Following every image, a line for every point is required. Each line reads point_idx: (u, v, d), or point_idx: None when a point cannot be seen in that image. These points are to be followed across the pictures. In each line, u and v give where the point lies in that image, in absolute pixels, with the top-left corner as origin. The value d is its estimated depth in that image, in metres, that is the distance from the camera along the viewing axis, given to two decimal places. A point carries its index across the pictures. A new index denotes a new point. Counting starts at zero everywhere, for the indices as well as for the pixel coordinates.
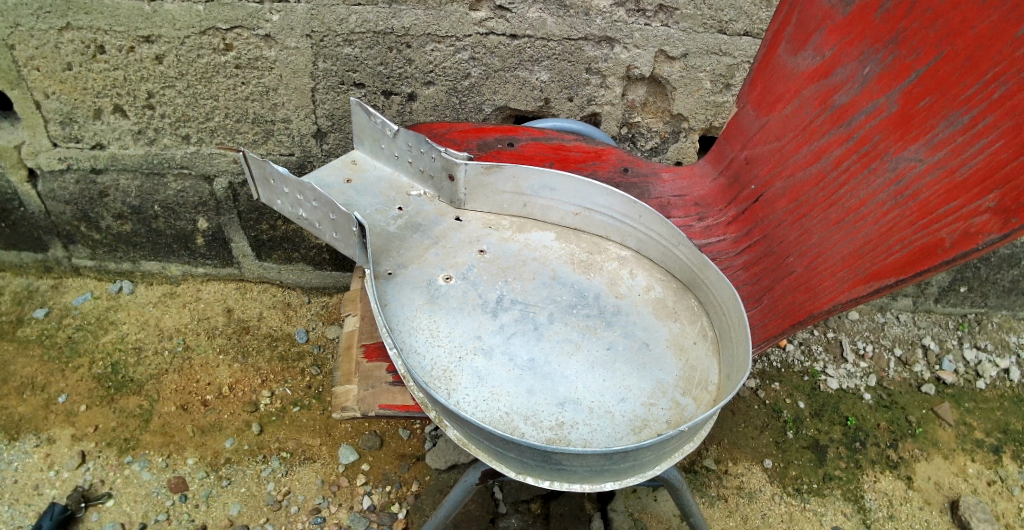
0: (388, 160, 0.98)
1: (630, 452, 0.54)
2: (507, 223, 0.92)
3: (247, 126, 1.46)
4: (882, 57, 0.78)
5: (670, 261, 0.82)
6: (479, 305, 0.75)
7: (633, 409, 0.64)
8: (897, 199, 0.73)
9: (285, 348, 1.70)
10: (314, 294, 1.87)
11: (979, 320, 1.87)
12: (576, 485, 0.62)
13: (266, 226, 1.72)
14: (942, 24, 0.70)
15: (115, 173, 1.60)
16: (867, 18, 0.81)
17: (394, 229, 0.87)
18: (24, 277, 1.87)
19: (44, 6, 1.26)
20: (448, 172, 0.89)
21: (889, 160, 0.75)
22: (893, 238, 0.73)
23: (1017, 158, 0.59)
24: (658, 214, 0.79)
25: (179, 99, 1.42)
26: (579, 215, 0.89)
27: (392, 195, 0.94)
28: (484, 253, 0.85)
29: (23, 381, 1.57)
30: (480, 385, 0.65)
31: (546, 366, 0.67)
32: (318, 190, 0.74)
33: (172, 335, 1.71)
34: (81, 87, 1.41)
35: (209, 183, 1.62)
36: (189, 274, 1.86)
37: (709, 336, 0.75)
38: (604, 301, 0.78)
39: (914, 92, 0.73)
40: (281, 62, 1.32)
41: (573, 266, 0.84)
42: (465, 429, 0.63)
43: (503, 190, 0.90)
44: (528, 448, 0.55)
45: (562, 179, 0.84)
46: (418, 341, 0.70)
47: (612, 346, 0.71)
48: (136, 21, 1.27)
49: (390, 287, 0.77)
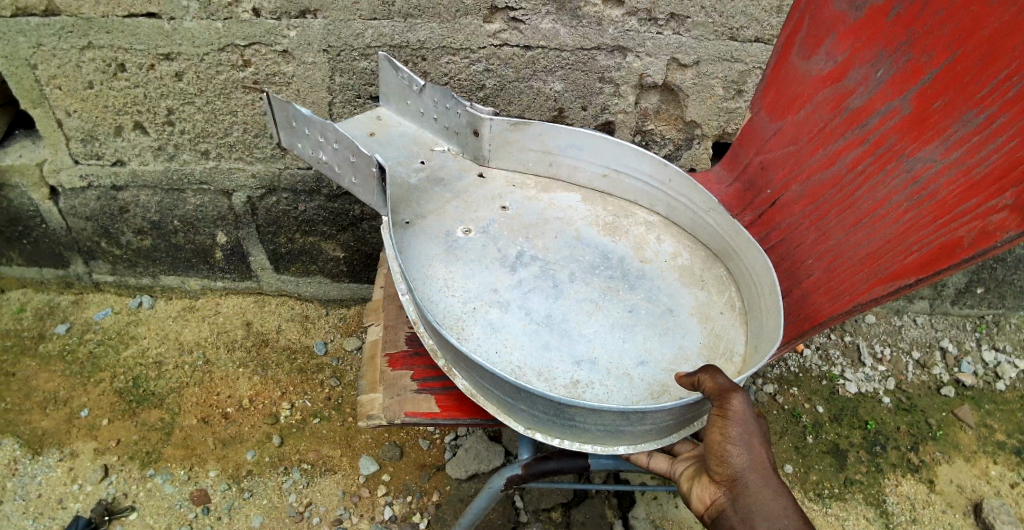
0: (413, 117, 0.98)
1: (646, 414, 0.56)
2: (532, 182, 0.95)
3: (265, 141, 1.48)
4: (895, 60, 0.78)
5: (699, 229, 0.86)
6: (498, 259, 0.78)
7: (652, 373, 0.66)
8: (914, 199, 0.74)
9: (305, 361, 1.71)
10: (331, 307, 1.88)
11: (998, 321, 1.85)
12: (588, 446, 0.64)
13: (283, 239, 1.73)
14: (954, 25, 0.70)
15: (135, 190, 1.63)
16: (878, 22, 0.81)
17: (416, 181, 0.89)
18: (46, 293, 1.89)
19: (65, 25, 1.29)
20: (473, 128, 0.90)
21: (905, 161, 0.76)
22: (914, 238, 0.74)
23: None
24: (688, 177, 0.81)
25: (198, 116, 1.44)
26: (607, 177, 0.92)
27: (416, 149, 0.95)
28: (506, 210, 0.88)
29: (46, 395, 1.59)
30: (493, 336, 0.68)
31: (564, 323, 0.70)
32: (339, 131, 0.74)
33: (192, 349, 1.72)
34: (102, 105, 1.44)
35: (228, 198, 1.63)
36: (208, 288, 1.87)
37: (736, 307, 0.77)
38: (629, 264, 0.80)
39: (927, 94, 0.73)
40: (299, 77, 1.34)
41: (598, 229, 0.87)
42: (474, 377, 0.65)
43: (529, 148, 0.93)
44: (542, 398, 0.56)
45: (590, 139, 0.87)
46: (434, 289, 0.72)
47: (634, 308, 0.73)
48: (156, 39, 1.29)
49: (408, 236, 0.80)
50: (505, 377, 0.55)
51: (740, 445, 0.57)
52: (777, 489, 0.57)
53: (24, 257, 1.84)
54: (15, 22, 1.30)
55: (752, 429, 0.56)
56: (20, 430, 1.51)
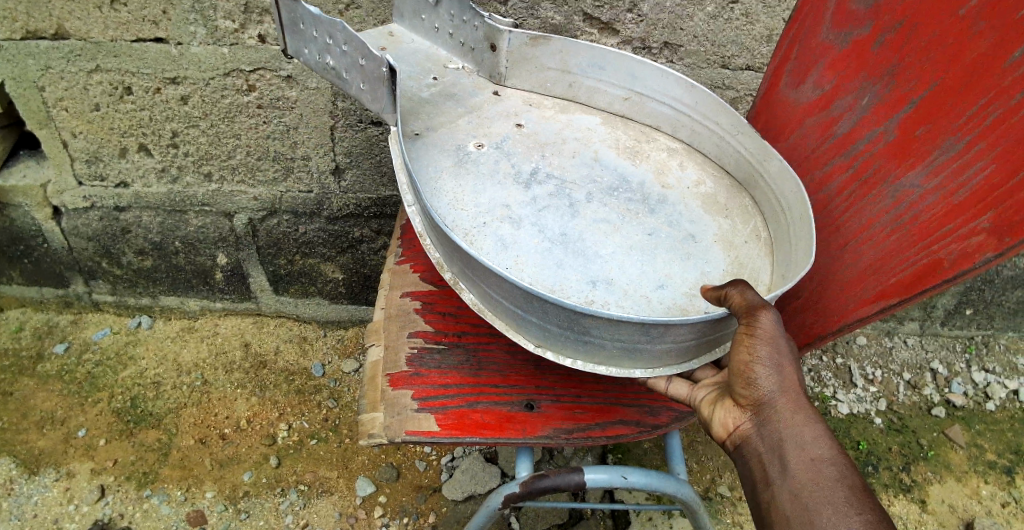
0: (426, 34, 0.93)
1: (670, 329, 0.53)
2: (550, 103, 0.92)
3: (267, 164, 1.51)
4: (879, 89, 0.81)
5: (725, 157, 0.82)
6: (512, 176, 0.74)
7: (673, 296, 0.62)
8: (897, 223, 0.78)
9: (302, 382, 1.72)
10: (329, 328, 1.89)
11: (986, 342, 1.88)
12: (601, 368, 0.61)
13: (283, 260, 1.75)
14: (936, 55, 0.73)
15: (137, 211, 1.65)
16: (864, 52, 0.84)
17: (427, 94, 0.85)
18: (44, 312, 1.90)
19: (75, 49, 1.33)
20: (491, 42, 0.86)
21: (889, 186, 0.79)
22: (896, 260, 0.78)
23: (1011, 181, 0.63)
24: (721, 100, 0.77)
25: (202, 138, 1.47)
26: (629, 100, 0.89)
27: (428, 66, 0.90)
28: (521, 127, 0.84)
29: (44, 415, 1.59)
30: (504, 251, 0.64)
31: (579, 242, 0.67)
32: (351, 31, 0.66)
33: (190, 370, 1.72)
34: (108, 127, 1.47)
35: (229, 220, 1.66)
36: (207, 309, 1.88)
37: (763, 237, 0.74)
38: (650, 189, 0.77)
39: (910, 122, 0.77)
40: (302, 102, 1.38)
41: (618, 152, 0.83)
42: (481, 292, 0.62)
43: (549, 67, 0.89)
44: (559, 307, 0.53)
45: (614, 57, 0.84)
46: (441, 202, 0.68)
47: (655, 232, 0.70)
48: (163, 63, 1.33)
49: (416, 146, 0.76)
50: (521, 282, 0.51)
51: (769, 366, 0.57)
52: (807, 411, 0.59)
53: (24, 276, 1.84)
54: (25, 45, 1.33)
55: (785, 350, 0.56)
56: (17, 450, 1.51)
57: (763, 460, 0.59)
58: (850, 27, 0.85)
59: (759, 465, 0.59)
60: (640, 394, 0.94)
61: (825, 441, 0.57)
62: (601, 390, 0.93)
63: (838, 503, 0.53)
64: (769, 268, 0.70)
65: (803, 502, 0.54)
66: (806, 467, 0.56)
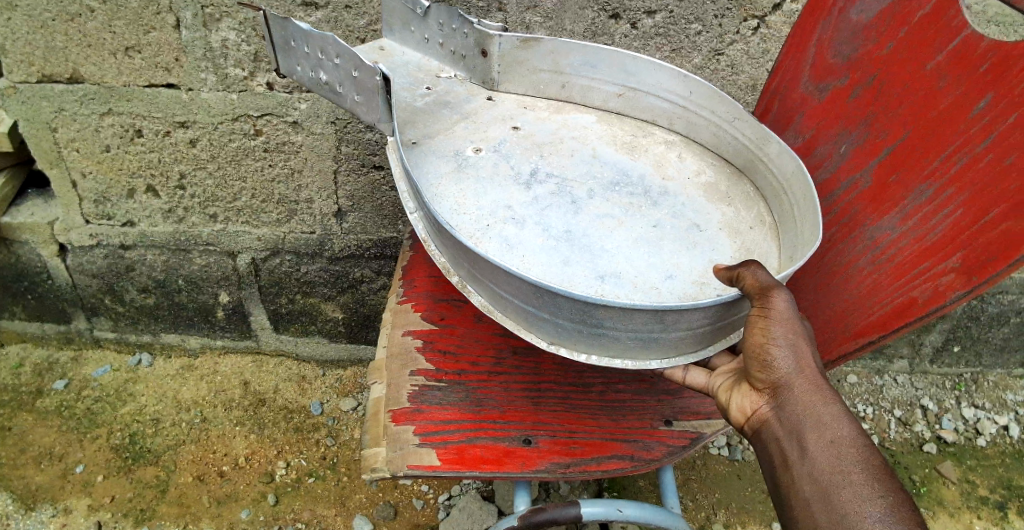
0: (417, 45, 0.93)
1: (683, 315, 0.52)
2: (544, 105, 0.91)
3: (272, 206, 1.57)
4: (856, 137, 0.86)
5: (724, 147, 0.82)
6: (513, 177, 0.72)
7: (682, 285, 0.61)
8: (874, 263, 0.83)
9: (300, 420, 1.74)
10: (328, 368, 1.90)
11: (976, 379, 1.90)
12: (617, 362, 0.60)
13: (284, 299, 1.78)
14: (907, 107, 0.79)
15: (143, 249, 1.69)
16: (840, 103, 0.89)
17: (422, 104, 0.84)
18: (45, 348, 1.92)
19: (89, 94, 1.40)
20: (482, 48, 0.85)
21: (867, 230, 0.84)
22: (875, 299, 0.84)
23: (979, 224, 0.70)
24: (718, 91, 0.77)
25: (209, 180, 1.53)
26: (623, 96, 0.88)
27: (421, 76, 0.90)
28: (518, 130, 0.83)
29: (41, 451, 1.62)
30: (510, 251, 0.62)
31: (583, 238, 0.65)
32: (342, 42, 0.68)
33: (189, 407, 1.75)
34: (118, 168, 1.53)
35: (232, 259, 1.70)
36: (207, 347, 1.90)
37: (767, 222, 0.74)
38: (651, 182, 0.76)
39: (885, 169, 0.81)
40: (306, 146, 1.44)
41: (616, 148, 0.82)
42: (489, 291, 0.62)
43: (540, 69, 0.89)
44: (569, 300, 0.52)
45: (605, 54, 0.84)
46: (444, 207, 0.66)
47: (658, 223, 0.69)
48: (174, 108, 1.40)
49: (414, 154, 0.74)
50: (532, 278, 0.51)
51: (785, 346, 0.57)
52: (825, 394, 0.59)
53: (27, 312, 1.86)
54: (40, 88, 1.40)
55: (800, 330, 0.57)
56: (13, 485, 1.54)
57: (782, 443, 0.59)
58: (827, 80, 0.90)
59: (778, 447, 0.60)
60: (636, 427, 0.95)
61: (845, 423, 0.56)
62: (597, 425, 0.95)
63: (858, 486, 0.52)
64: (776, 251, 0.69)
65: (822, 485, 0.54)
66: (825, 450, 0.55)
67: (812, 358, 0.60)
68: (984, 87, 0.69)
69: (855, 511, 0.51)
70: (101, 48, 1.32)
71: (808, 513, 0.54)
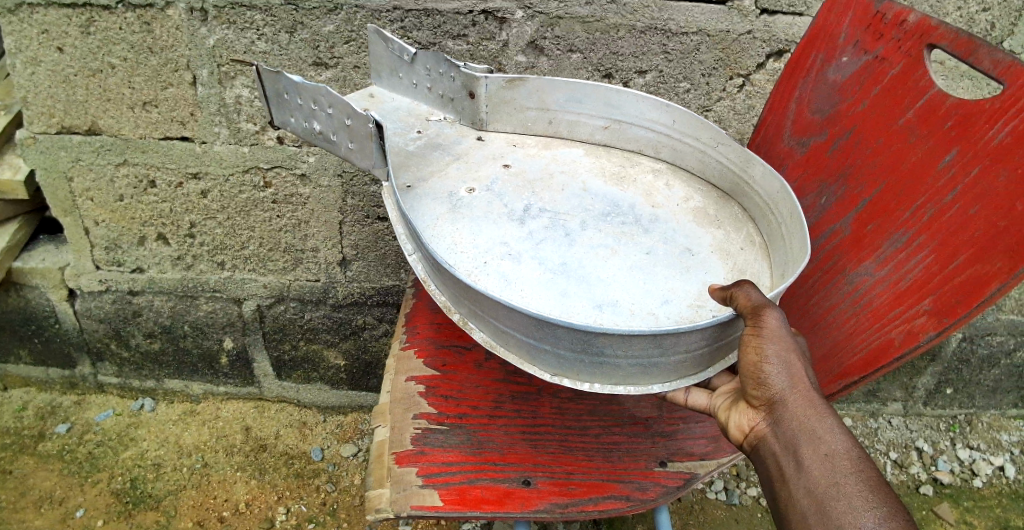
0: (406, 91, 1.00)
1: (680, 338, 0.55)
2: (533, 141, 0.97)
3: (279, 255, 1.63)
4: (835, 189, 0.91)
5: (709, 170, 0.88)
6: (506, 214, 0.76)
7: (679, 309, 0.62)
8: (854, 307, 0.88)
9: (301, 466, 1.76)
10: (329, 413, 1.93)
11: (970, 420, 1.92)
12: (620, 388, 0.63)
13: (288, 345, 1.82)
14: (880, 161, 0.86)
15: (150, 295, 1.73)
16: (820, 157, 0.94)
17: (413, 148, 0.88)
18: (48, 392, 1.95)
19: (107, 146, 1.48)
20: (469, 90, 0.91)
21: (848, 276, 0.89)
22: (855, 341, 0.89)
23: (948, 269, 0.77)
24: (696, 116, 0.84)
25: (218, 229, 1.59)
26: (609, 129, 0.95)
27: (411, 120, 0.95)
28: (509, 167, 0.88)
29: (41, 495, 1.64)
30: (508, 285, 0.64)
31: (578, 269, 0.67)
32: (334, 94, 0.73)
33: (191, 452, 1.78)
34: (130, 216, 1.59)
35: (238, 306, 1.74)
36: (210, 393, 1.93)
37: (757, 242, 0.78)
38: (641, 210, 0.80)
39: (863, 218, 0.87)
40: (314, 198, 1.52)
41: (606, 179, 0.87)
42: (491, 328, 0.66)
43: (528, 107, 0.95)
44: (567, 330, 0.55)
45: (588, 90, 0.90)
46: (441, 247, 0.69)
47: (651, 250, 0.72)
48: (187, 160, 1.48)
49: (409, 198, 0.78)
50: (533, 311, 0.53)
51: (778, 362, 0.59)
52: (820, 409, 0.61)
53: (34, 357, 1.90)
54: (59, 138, 1.48)
55: (792, 348, 0.59)
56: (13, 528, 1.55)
57: (779, 459, 0.61)
58: (807, 135, 0.97)
59: (776, 463, 0.62)
60: (631, 468, 0.97)
61: (839, 437, 0.59)
62: (593, 466, 0.96)
63: (852, 497, 0.55)
64: (768, 270, 0.73)
65: (817, 497, 0.56)
66: (820, 462, 0.58)
67: (806, 374, 0.62)
68: (950, 142, 0.77)
69: (850, 522, 0.53)
70: (119, 103, 1.40)
71: (804, 524, 0.57)
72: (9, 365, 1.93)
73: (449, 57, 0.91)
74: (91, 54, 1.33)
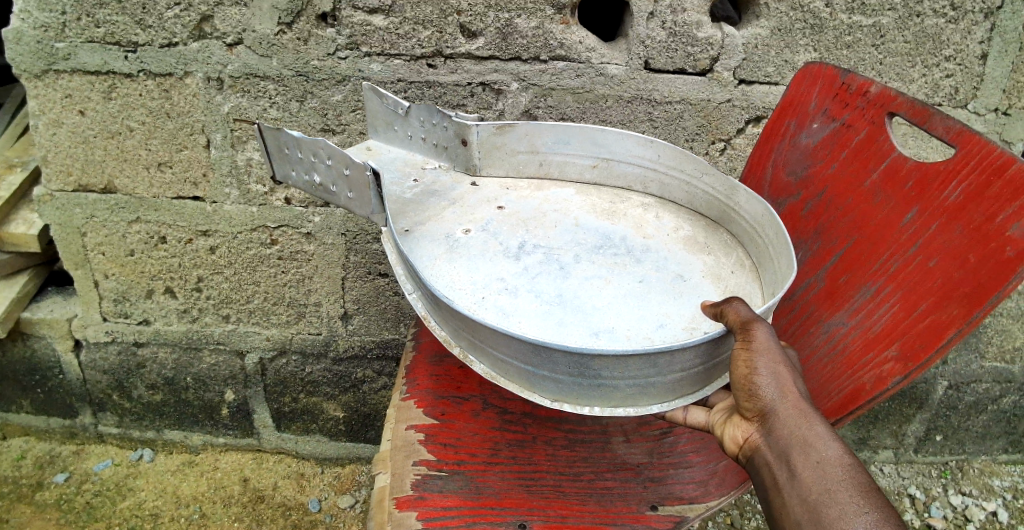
0: (402, 142, 1.11)
1: (672, 356, 0.61)
2: (525, 183, 1.08)
3: (282, 308, 1.69)
4: (810, 245, 1.01)
5: (693, 198, 0.98)
6: (502, 251, 0.84)
7: (674, 332, 0.69)
8: (830, 354, 0.95)
9: (298, 517, 1.75)
10: (327, 465, 1.93)
11: (961, 466, 1.95)
12: (620, 410, 0.69)
13: (288, 398, 1.84)
14: (851, 219, 0.96)
15: (155, 346, 1.77)
16: (796, 216, 1.05)
17: (410, 195, 0.98)
18: (47, 441, 1.96)
19: (122, 205, 1.57)
20: (462, 138, 1.01)
21: (823, 324, 0.97)
22: (831, 386, 0.96)
23: (911, 318, 0.85)
24: (682, 151, 0.94)
25: (224, 283, 1.66)
26: (597, 167, 1.06)
27: (408, 169, 1.06)
28: (503, 209, 0.97)
29: None
30: (506, 317, 0.70)
31: (574, 299, 0.74)
32: (332, 146, 0.83)
33: (189, 502, 1.78)
34: (140, 270, 1.66)
35: (241, 358, 1.78)
36: (209, 444, 1.93)
37: (747, 265, 0.87)
38: (632, 242, 0.89)
39: (835, 271, 0.96)
40: (318, 255, 1.60)
41: (597, 215, 0.97)
42: (492, 359, 0.72)
43: (518, 150, 1.05)
44: (562, 354, 0.61)
45: (575, 133, 1.01)
46: (441, 285, 0.76)
47: (644, 278, 0.79)
48: (197, 218, 1.57)
49: (408, 241, 0.86)
50: (531, 336, 0.60)
51: (768, 374, 0.65)
52: (811, 418, 0.65)
53: (35, 407, 1.92)
54: (75, 196, 1.57)
55: (780, 360, 0.64)
56: None
57: (772, 468, 0.65)
58: (784, 196, 1.08)
59: (771, 472, 0.65)
60: (624, 512, 0.98)
61: (830, 444, 0.63)
62: (586, 510, 0.99)
63: (844, 504, 0.58)
64: (759, 290, 0.81)
65: (811, 504, 0.60)
66: (812, 470, 0.61)
67: (796, 386, 0.67)
68: (911, 201, 0.88)
69: (841, 525, 0.56)
70: (135, 163, 1.51)
71: None
72: (10, 415, 1.94)
73: (442, 110, 1.01)
74: (112, 118, 1.45)
